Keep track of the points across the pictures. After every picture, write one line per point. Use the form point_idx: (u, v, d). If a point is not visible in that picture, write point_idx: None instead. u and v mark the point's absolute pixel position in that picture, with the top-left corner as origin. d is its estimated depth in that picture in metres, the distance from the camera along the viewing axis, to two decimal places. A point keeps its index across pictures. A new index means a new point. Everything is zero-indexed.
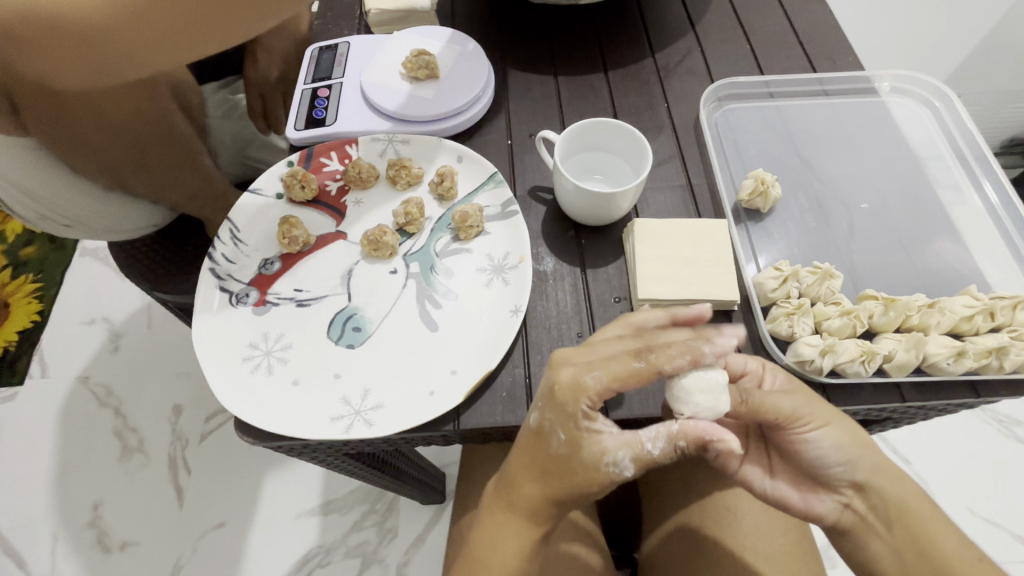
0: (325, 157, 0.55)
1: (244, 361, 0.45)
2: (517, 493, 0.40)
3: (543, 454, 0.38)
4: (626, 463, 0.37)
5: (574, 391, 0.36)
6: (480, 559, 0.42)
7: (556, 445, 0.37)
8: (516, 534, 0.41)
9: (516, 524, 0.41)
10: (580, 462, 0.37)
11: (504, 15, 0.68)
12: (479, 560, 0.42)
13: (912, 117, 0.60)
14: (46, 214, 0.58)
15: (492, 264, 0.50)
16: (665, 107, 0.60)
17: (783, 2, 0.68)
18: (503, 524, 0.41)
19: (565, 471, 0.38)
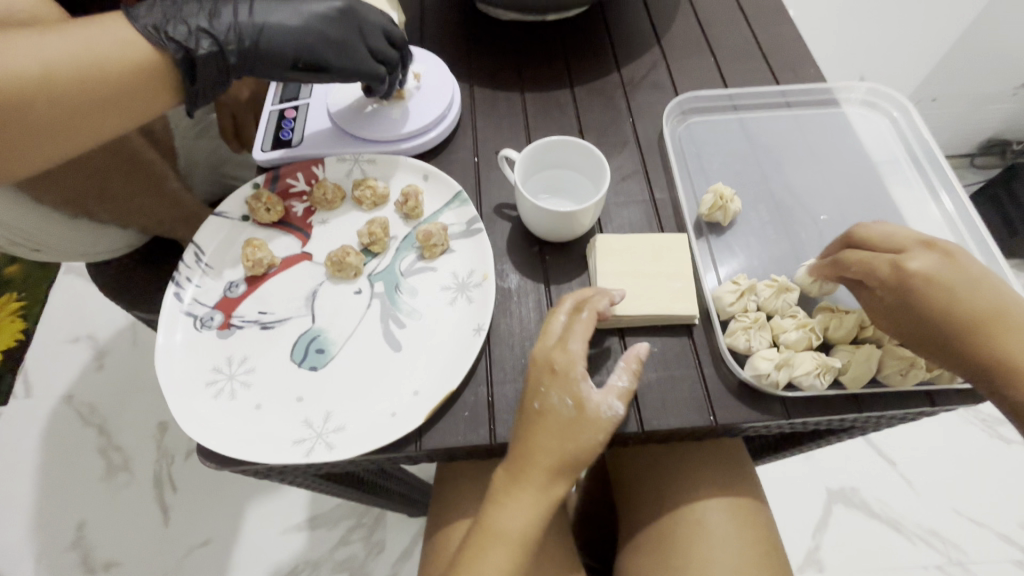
0: (291, 178, 0.55)
1: (207, 385, 0.45)
2: (534, 458, 0.40)
3: (554, 421, 0.40)
4: (617, 404, 0.41)
5: (570, 360, 0.41)
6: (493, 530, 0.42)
7: (564, 410, 0.40)
8: (536, 495, 0.41)
9: (524, 495, 0.41)
10: (586, 423, 0.40)
11: (472, 32, 0.68)
12: (493, 530, 0.42)
13: (872, 128, 0.61)
14: (15, 240, 0.57)
15: (457, 282, 0.50)
16: (630, 122, 0.61)
17: (747, 15, 0.69)
18: (515, 491, 0.41)
19: (574, 436, 0.40)
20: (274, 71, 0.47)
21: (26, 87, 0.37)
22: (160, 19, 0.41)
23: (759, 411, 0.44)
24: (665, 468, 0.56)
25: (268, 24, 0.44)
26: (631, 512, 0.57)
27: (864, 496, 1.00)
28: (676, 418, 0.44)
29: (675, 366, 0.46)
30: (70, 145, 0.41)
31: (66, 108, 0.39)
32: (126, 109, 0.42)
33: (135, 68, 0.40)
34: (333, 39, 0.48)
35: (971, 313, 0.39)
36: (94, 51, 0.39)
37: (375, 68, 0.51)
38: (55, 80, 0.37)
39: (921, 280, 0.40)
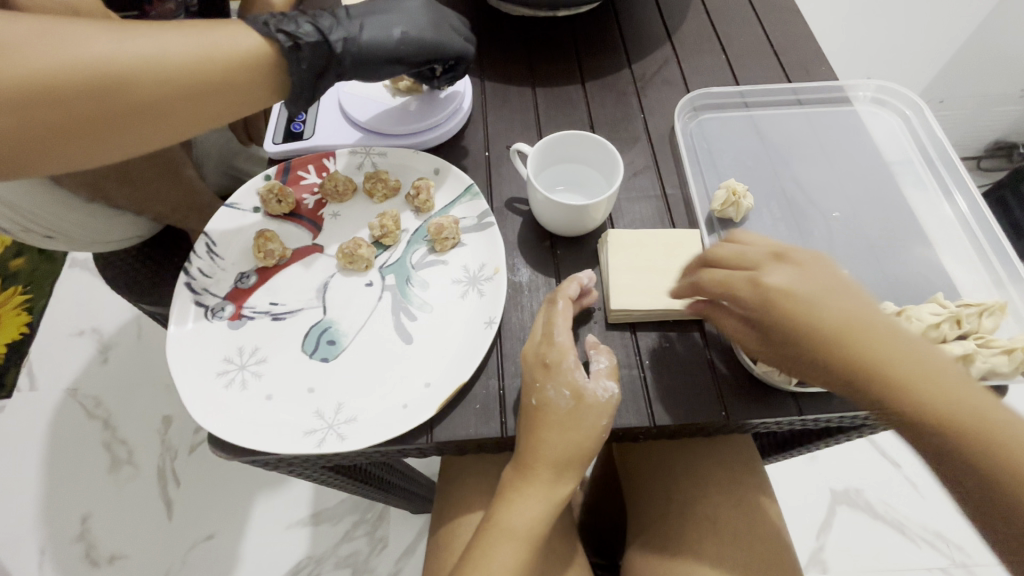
0: (303, 170, 0.55)
1: (218, 376, 0.45)
2: (541, 454, 0.41)
3: (555, 416, 0.41)
4: (609, 384, 0.42)
5: (559, 352, 0.42)
6: (499, 524, 0.42)
7: (561, 403, 0.41)
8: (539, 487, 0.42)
9: (533, 486, 0.42)
10: (586, 413, 0.41)
11: (483, 28, 0.68)
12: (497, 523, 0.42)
13: (884, 127, 0.60)
14: (28, 227, 0.57)
15: (468, 276, 0.50)
16: (641, 118, 0.60)
17: (758, 12, 0.69)
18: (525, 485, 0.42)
19: (573, 426, 0.41)
20: (378, 63, 0.49)
21: (138, 74, 0.37)
22: (272, 21, 0.44)
23: (768, 411, 0.43)
24: (676, 464, 0.56)
25: (370, 23, 0.49)
26: (638, 510, 0.57)
27: (868, 498, 1.00)
28: (688, 412, 0.43)
29: (686, 361, 0.46)
30: (165, 134, 0.41)
31: (169, 98, 0.39)
32: (222, 104, 0.42)
33: (238, 66, 0.42)
34: (424, 28, 0.50)
35: (844, 329, 0.35)
36: (205, 48, 0.40)
37: (461, 47, 0.52)
38: (165, 70, 0.38)
39: (771, 296, 0.37)
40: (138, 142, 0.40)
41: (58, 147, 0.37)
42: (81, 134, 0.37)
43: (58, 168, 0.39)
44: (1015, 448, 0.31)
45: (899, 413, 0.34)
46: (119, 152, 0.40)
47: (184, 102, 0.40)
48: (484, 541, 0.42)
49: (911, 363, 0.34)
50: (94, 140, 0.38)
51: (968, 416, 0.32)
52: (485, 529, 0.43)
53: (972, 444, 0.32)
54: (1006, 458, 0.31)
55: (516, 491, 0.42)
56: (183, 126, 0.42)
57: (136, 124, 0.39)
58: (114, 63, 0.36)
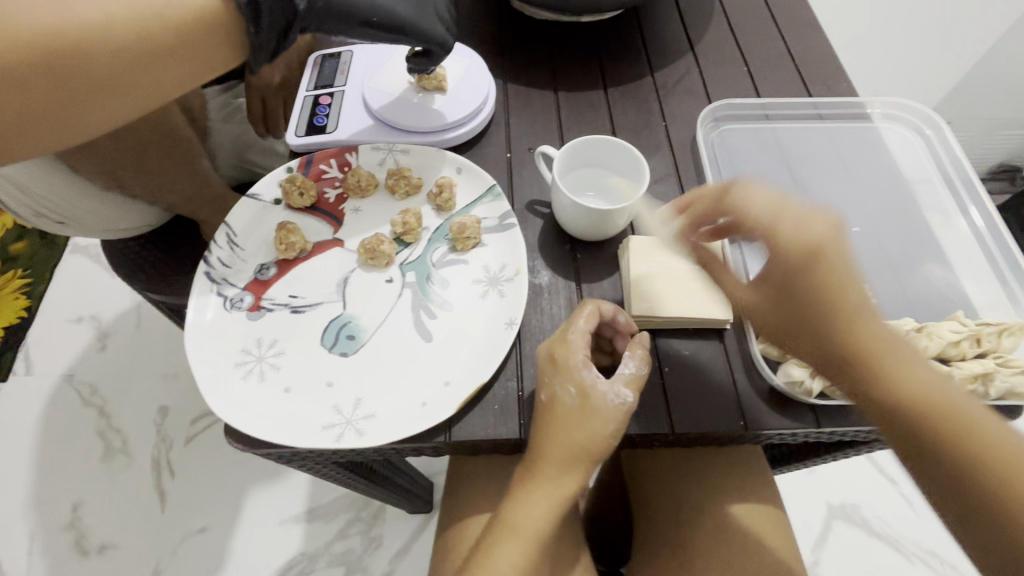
0: (324, 164, 0.55)
1: (236, 367, 0.45)
2: (555, 455, 0.40)
3: (569, 418, 0.40)
4: (625, 392, 0.41)
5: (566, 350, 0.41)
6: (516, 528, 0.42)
7: (568, 400, 0.41)
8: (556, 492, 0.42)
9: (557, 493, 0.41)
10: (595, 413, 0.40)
11: (508, 30, 0.68)
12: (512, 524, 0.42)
13: (903, 144, 0.61)
14: (40, 212, 0.57)
15: (488, 276, 0.50)
16: (663, 126, 0.61)
17: (780, 27, 0.69)
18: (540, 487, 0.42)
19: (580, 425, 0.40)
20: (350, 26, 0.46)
21: (76, 44, 0.36)
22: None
23: (784, 422, 0.44)
24: (688, 473, 0.56)
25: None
26: (648, 518, 0.56)
27: (863, 514, 1.00)
28: (707, 421, 0.44)
29: (707, 370, 0.46)
30: (122, 107, 0.41)
31: (116, 68, 0.38)
32: (178, 70, 0.41)
33: (188, 30, 0.39)
34: (405, 4, 0.48)
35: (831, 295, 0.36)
36: (148, 13, 0.38)
37: (441, 33, 0.51)
38: (106, 36, 0.37)
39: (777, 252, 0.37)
40: (95, 116, 0.40)
41: (14, 127, 0.37)
42: (32, 111, 0.37)
43: (26, 152, 0.40)
44: (953, 412, 0.34)
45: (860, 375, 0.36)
46: (78, 129, 0.40)
47: (133, 71, 0.39)
48: (492, 546, 0.42)
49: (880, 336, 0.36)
50: (49, 117, 0.38)
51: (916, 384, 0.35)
52: (494, 531, 0.42)
53: (917, 405, 0.35)
54: (943, 420, 0.34)
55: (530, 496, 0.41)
56: (138, 97, 0.41)
57: (97, 94, 0.39)
58: (51, 34, 0.35)
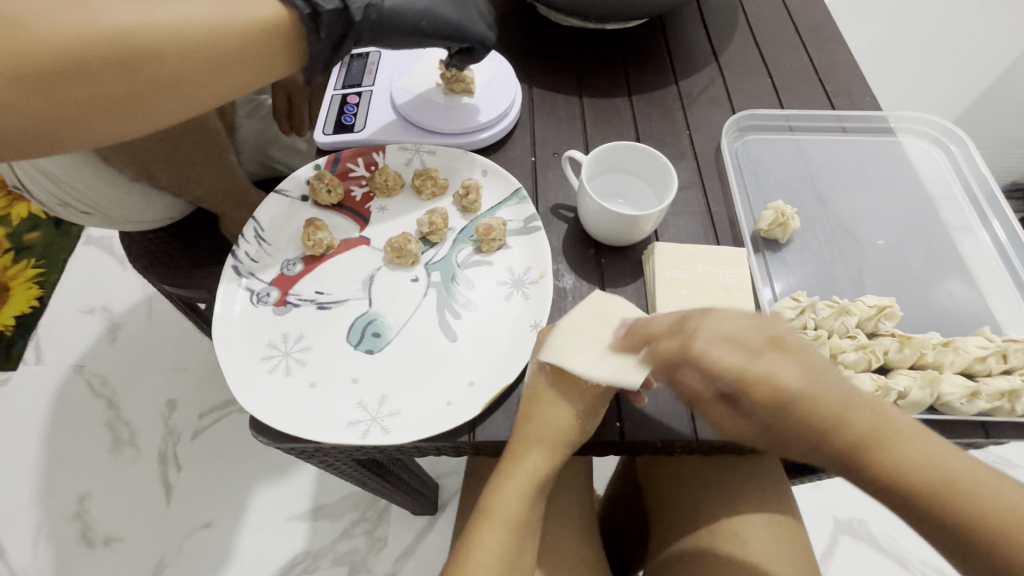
0: (352, 163, 0.56)
1: (262, 360, 0.45)
2: (532, 431, 0.42)
3: (545, 393, 0.42)
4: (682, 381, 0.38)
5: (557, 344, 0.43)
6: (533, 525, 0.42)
7: (543, 375, 0.43)
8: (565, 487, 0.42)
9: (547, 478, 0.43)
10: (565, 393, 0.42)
11: (533, 35, 0.69)
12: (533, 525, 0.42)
13: (927, 159, 0.61)
14: (68, 202, 0.58)
15: (513, 278, 0.50)
16: (687, 134, 0.61)
17: (803, 39, 0.70)
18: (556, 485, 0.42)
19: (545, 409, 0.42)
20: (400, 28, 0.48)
21: (152, 47, 0.37)
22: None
23: None
24: (706, 483, 0.56)
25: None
26: (666, 527, 0.57)
27: (870, 528, 0.99)
28: None
29: None
30: (173, 106, 0.41)
31: (185, 71, 0.39)
32: (233, 73, 0.42)
33: (247, 32, 0.41)
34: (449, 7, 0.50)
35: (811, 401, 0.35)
36: (209, 13, 0.39)
37: (484, 32, 0.53)
38: (179, 39, 0.38)
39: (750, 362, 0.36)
40: (145, 114, 0.40)
41: (66, 121, 0.37)
42: (86, 106, 0.37)
43: (77, 145, 0.40)
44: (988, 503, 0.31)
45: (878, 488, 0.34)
46: (128, 126, 0.40)
47: (189, 71, 0.39)
48: (479, 527, 0.42)
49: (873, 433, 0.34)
50: (101, 114, 0.38)
51: (931, 477, 0.32)
52: (481, 511, 0.43)
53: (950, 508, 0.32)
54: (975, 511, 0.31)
55: (522, 477, 0.42)
56: (189, 98, 0.41)
57: (161, 94, 0.40)
58: (128, 32, 0.36)
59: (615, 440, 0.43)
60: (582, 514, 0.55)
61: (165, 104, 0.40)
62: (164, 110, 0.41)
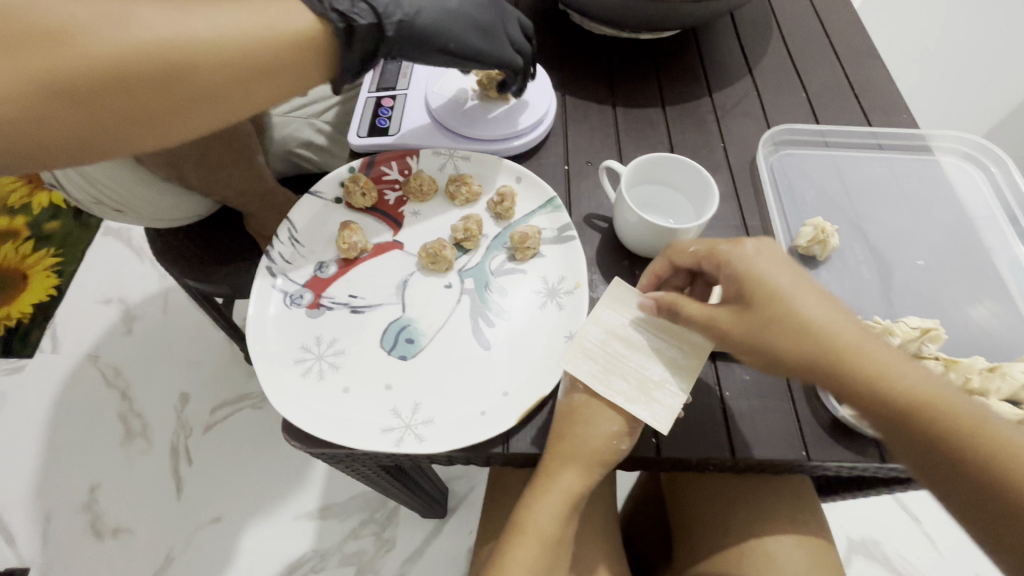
0: (386, 166, 0.55)
1: (295, 363, 0.45)
2: (567, 450, 0.41)
3: (579, 412, 0.42)
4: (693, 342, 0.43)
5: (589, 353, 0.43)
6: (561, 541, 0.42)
7: (576, 396, 0.42)
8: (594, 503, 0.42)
9: (580, 494, 0.42)
10: (603, 412, 0.41)
11: (567, 43, 0.69)
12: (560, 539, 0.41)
13: (965, 179, 0.60)
14: (100, 200, 0.58)
15: (547, 288, 0.50)
16: (722, 146, 0.61)
17: (839, 54, 0.69)
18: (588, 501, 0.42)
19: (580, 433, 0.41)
20: (428, 47, 0.49)
21: (191, 59, 0.38)
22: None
23: (846, 455, 0.43)
24: (735, 499, 0.55)
25: (427, 5, 0.48)
26: (693, 541, 0.56)
27: (885, 550, 0.98)
28: (767, 448, 0.43)
29: (769, 398, 0.45)
30: (198, 118, 0.40)
31: (222, 82, 0.39)
32: (259, 82, 0.41)
33: (270, 39, 0.40)
34: (478, 34, 0.51)
35: (812, 325, 0.38)
36: (234, 22, 0.39)
37: (512, 57, 0.53)
38: (217, 52, 0.38)
39: (756, 291, 0.39)
40: (170, 127, 0.40)
41: (93, 133, 0.37)
42: (125, 121, 0.38)
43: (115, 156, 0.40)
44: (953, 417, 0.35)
45: (875, 409, 0.36)
46: (155, 139, 0.40)
47: (222, 81, 0.39)
48: (513, 541, 0.42)
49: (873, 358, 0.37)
50: (127, 126, 0.38)
51: (926, 396, 0.36)
52: (515, 524, 0.43)
53: (942, 426, 0.35)
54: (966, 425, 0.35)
55: (558, 494, 0.42)
56: (214, 108, 0.40)
57: (197, 104, 0.40)
58: (166, 46, 0.37)
59: (650, 455, 0.43)
60: (605, 527, 0.55)
61: (202, 114, 0.40)
62: (199, 121, 0.41)
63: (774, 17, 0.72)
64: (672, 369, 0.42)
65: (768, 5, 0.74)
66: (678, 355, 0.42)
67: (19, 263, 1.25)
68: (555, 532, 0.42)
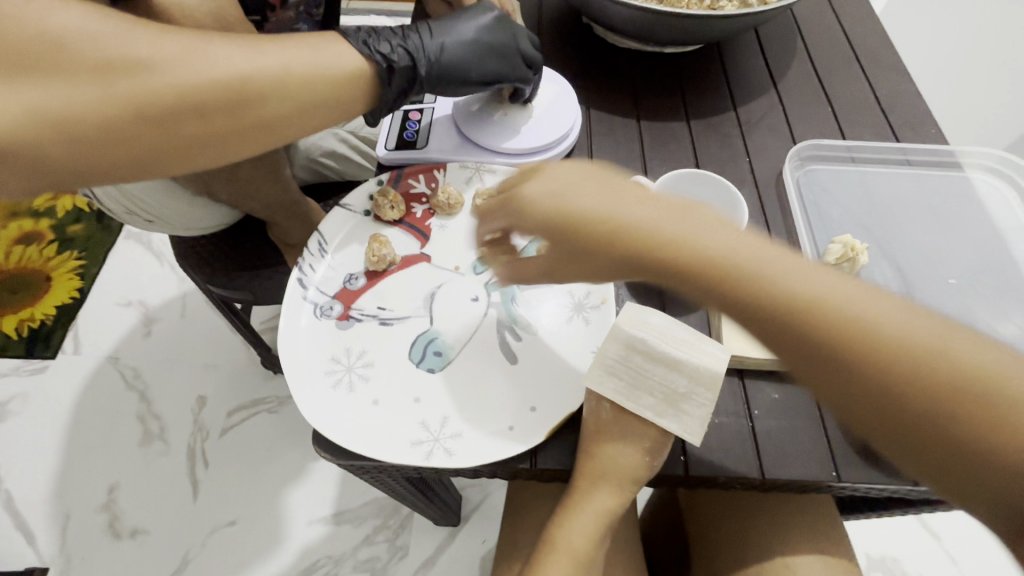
0: (413, 179, 0.56)
1: (325, 375, 0.45)
2: (595, 467, 0.41)
3: (606, 430, 0.42)
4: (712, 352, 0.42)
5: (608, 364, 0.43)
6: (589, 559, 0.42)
7: (604, 414, 0.42)
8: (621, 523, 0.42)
9: (611, 512, 0.42)
10: (628, 423, 0.42)
11: (591, 56, 0.69)
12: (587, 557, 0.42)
13: (996, 195, 0.60)
14: (133, 211, 0.60)
15: (574, 302, 0.50)
16: (747, 161, 0.61)
17: (865, 68, 0.69)
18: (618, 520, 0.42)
19: (606, 448, 0.41)
20: (451, 79, 0.51)
21: (258, 91, 0.39)
22: (352, 29, 0.45)
23: (878, 477, 0.42)
24: (756, 514, 0.55)
25: (452, 41, 0.50)
26: (711, 553, 0.56)
27: (904, 568, 0.96)
28: (797, 469, 0.42)
29: (799, 418, 0.45)
30: (244, 147, 0.42)
31: (285, 113, 0.41)
32: (307, 119, 0.42)
33: (325, 76, 0.42)
34: (498, 62, 0.52)
35: (705, 246, 0.31)
36: (292, 60, 0.40)
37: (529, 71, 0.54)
38: (283, 85, 0.40)
39: (588, 224, 0.33)
40: (218, 155, 0.41)
41: (148, 158, 0.38)
42: (189, 145, 0.39)
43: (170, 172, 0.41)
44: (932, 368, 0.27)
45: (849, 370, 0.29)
46: (204, 161, 0.41)
47: (285, 112, 0.41)
48: (542, 560, 0.42)
49: (806, 277, 0.30)
50: (180, 153, 0.39)
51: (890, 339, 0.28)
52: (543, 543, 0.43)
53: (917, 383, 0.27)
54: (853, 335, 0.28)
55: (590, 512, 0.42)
56: (263, 140, 0.42)
57: (258, 130, 0.41)
58: (236, 79, 0.38)
59: (679, 474, 0.42)
60: (625, 542, 0.54)
61: (261, 140, 0.41)
62: (256, 144, 0.42)
63: (798, 31, 0.72)
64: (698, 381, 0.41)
65: (792, 19, 0.74)
66: (704, 365, 0.41)
67: (42, 266, 1.27)
68: (582, 551, 0.42)
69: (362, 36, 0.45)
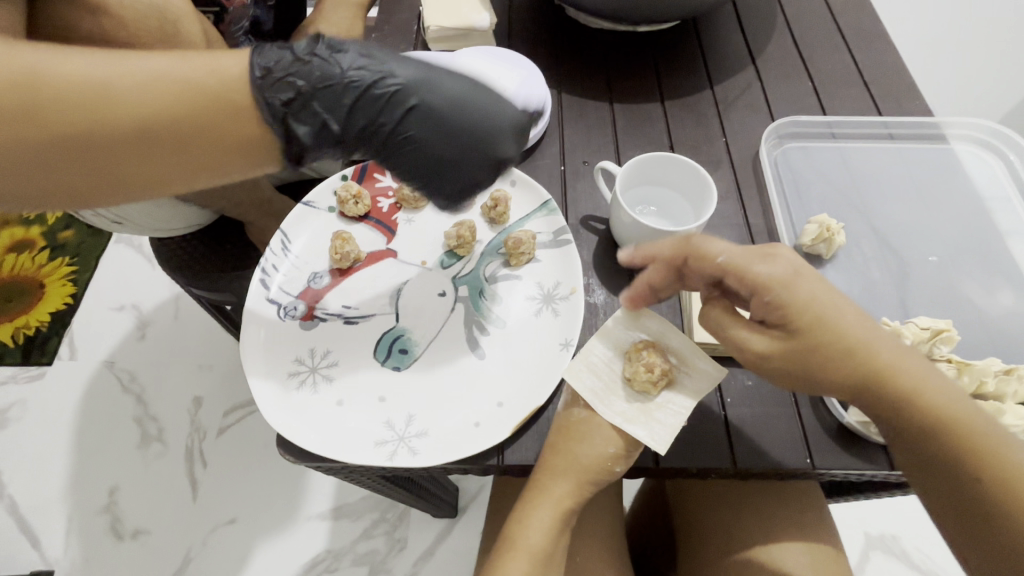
0: (378, 173, 0.55)
1: (289, 377, 0.45)
2: (561, 463, 0.41)
3: (575, 428, 0.41)
4: (703, 366, 0.42)
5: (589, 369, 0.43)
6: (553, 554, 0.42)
7: (575, 410, 0.42)
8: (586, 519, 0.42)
9: (572, 505, 0.42)
10: (596, 429, 0.41)
11: (563, 38, 0.67)
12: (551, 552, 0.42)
13: (982, 167, 0.58)
14: (98, 213, 0.58)
15: (543, 293, 0.49)
16: (723, 141, 0.59)
17: (847, 38, 0.66)
18: None
19: (572, 447, 0.41)
20: (401, 165, 0.38)
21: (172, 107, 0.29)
22: (287, 61, 0.32)
23: (853, 461, 0.41)
24: (741, 495, 0.55)
25: (410, 119, 0.36)
26: (698, 534, 0.55)
27: (904, 546, 0.95)
28: (770, 456, 0.41)
29: (772, 402, 0.44)
30: (161, 178, 0.31)
31: (212, 139, 0.30)
32: (196, 157, 0.31)
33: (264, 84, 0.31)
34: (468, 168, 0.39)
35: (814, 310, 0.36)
36: (168, 71, 0.29)
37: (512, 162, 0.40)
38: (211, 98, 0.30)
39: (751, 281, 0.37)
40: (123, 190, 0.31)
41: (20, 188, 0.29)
42: (88, 174, 0.29)
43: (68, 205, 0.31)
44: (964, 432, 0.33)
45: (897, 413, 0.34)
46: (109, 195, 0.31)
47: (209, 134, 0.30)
48: (504, 556, 0.41)
49: (873, 347, 0.35)
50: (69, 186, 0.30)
51: (932, 404, 0.33)
52: (505, 540, 0.42)
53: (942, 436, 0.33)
54: (937, 412, 0.33)
55: (551, 506, 0.41)
56: (180, 169, 0.31)
57: (176, 156, 0.30)
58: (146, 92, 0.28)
59: (649, 466, 0.42)
60: (603, 530, 0.54)
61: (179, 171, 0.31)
62: (177, 177, 0.32)
63: (777, 3, 0.70)
64: (674, 389, 0.41)
65: None
66: (688, 379, 0.42)
67: (34, 273, 1.27)
68: (549, 547, 0.42)
69: (301, 86, 0.32)
